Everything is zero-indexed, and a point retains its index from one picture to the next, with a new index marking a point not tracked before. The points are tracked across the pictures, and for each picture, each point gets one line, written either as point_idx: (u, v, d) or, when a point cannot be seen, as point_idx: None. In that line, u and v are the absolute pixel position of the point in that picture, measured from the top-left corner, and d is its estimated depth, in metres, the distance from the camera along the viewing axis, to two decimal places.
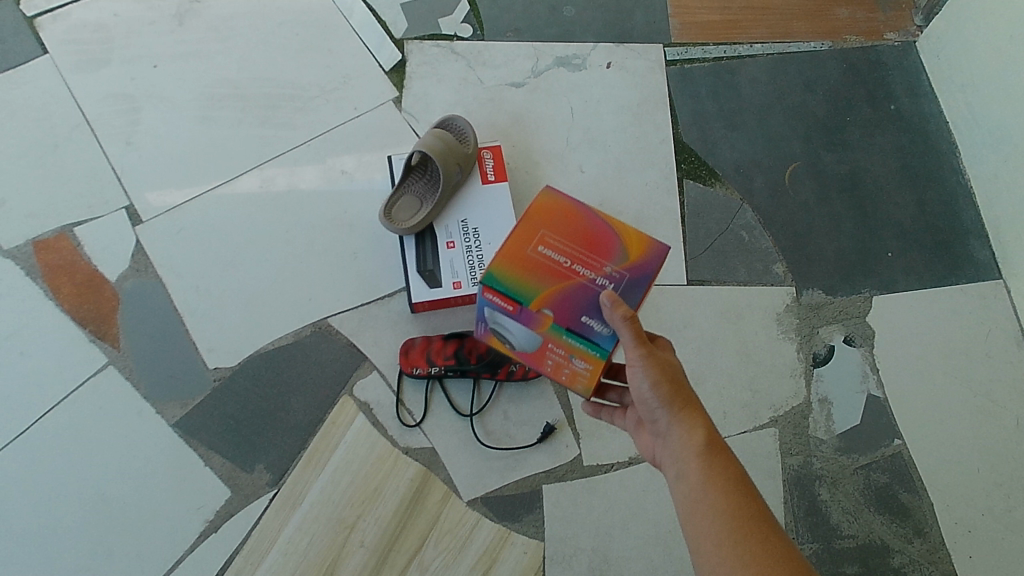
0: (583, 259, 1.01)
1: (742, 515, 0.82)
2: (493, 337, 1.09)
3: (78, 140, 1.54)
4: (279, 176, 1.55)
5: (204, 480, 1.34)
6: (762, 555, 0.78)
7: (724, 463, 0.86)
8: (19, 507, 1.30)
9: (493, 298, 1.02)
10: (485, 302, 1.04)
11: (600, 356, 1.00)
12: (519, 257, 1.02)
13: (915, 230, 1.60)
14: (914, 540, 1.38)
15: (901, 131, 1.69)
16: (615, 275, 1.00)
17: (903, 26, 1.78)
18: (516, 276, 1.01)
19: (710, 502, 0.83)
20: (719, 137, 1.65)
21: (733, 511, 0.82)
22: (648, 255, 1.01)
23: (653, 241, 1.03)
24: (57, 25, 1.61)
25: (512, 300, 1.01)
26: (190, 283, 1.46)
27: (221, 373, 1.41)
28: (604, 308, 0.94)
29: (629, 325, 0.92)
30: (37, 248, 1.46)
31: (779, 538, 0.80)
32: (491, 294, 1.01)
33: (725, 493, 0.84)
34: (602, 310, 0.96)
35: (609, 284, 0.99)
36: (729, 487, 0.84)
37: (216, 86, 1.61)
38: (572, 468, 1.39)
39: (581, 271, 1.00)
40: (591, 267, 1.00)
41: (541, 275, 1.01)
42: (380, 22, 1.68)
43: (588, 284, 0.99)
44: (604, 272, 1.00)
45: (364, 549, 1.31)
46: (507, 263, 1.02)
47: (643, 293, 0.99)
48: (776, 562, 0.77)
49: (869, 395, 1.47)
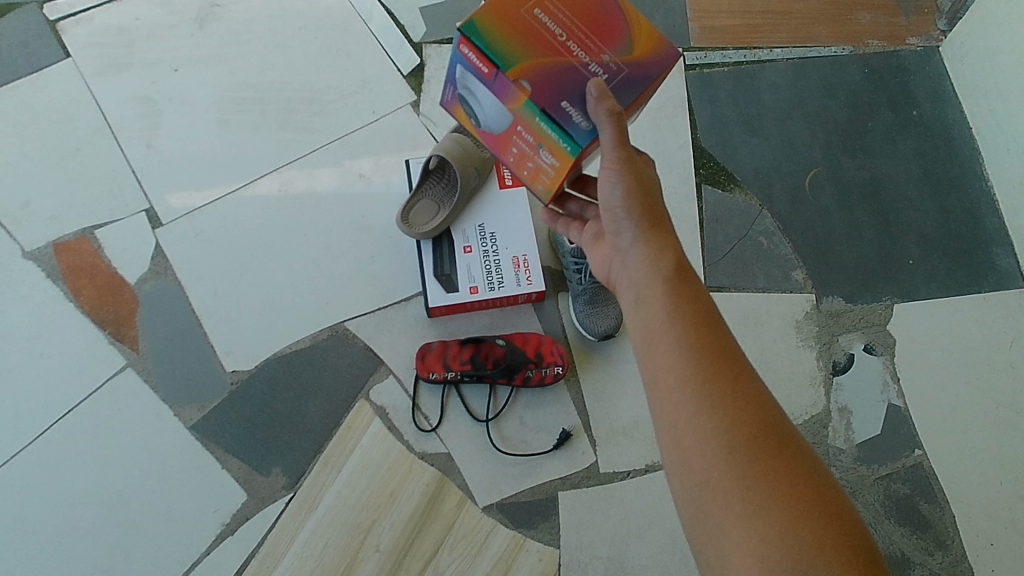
0: (581, 39, 0.94)
1: (706, 343, 0.82)
2: (459, 106, 1.08)
3: (100, 143, 1.56)
4: (298, 179, 1.55)
5: (221, 483, 1.35)
6: (733, 393, 0.78)
7: (691, 293, 0.87)
8: (38, 507, 1.31)
9: (470, 54, 0.94)
10: (461, 58, 0.97)
11: (566, 150, 0.98)
12: (509, 15, 0.93)
13: (938, 237, 1.58)
14: (935, 553, 1.36)
15: (923, 137, 1.67)
16: (612, 66, 0.93)
17: (926, 30, 1.76)
18: (499, 31, 0.92)
19: (673, 331, 0.84)
20: (738, 142, 1.64)
21: (697, 339, 0.82)
22: (655, 55, 0.95)
23: (663, 41, 0.97)
24: (79, 28, 1.63)
25: (490, 61, 0.92)
26: (209, 286, 1.46)
27: (238, 376, 1.41)
28: (590, 97, 0.91)
29: (614, 120, 0.89)
30: (57, 250, 1.47)
31: (741, 370, 0.80)
32: (467, 48, 0.93)
33: (688, 319, 0.84)
34: (588, 100, 0.91)
35: (604, 74, 0.93)
36: (693, 312, 0.85)
37: (236, 89, 1.62)
38: (587, 475, 1.38)
39: (575, 51, 0.93)
40: (588, 51, 0.93)
41: (525, 39, 0.93)
42: (398, 26, 1.69)
43: (579, 67, 0.93)
44: (601, 59, 0.93)
45: (379, 554, 1.31)
46: (493, 18, 0.93)
47: (637, 95, 0.93)
48: (736, 393, 0.78)
49: (890, 404, 1.45)
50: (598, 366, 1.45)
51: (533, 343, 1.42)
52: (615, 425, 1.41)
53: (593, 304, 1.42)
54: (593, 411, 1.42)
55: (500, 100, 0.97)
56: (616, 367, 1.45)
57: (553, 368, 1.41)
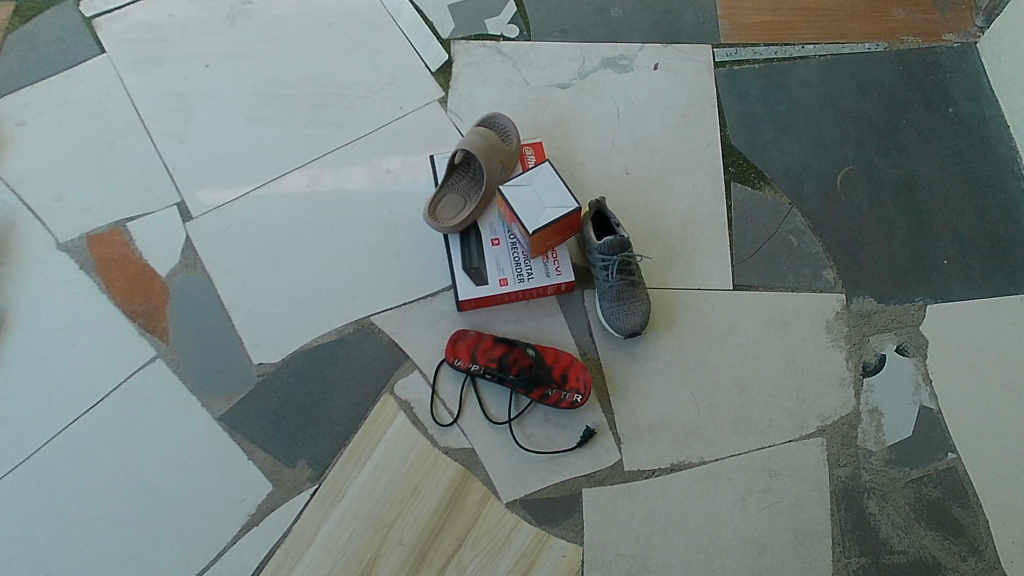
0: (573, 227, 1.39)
1: None
2: (525, 268, 1.43)
3: (133, 137, 1.58)
4: (326, 175, 1.56)
5: (246, 473, 1.35)
6: None
7: None
8: (67, 493, 1.33)
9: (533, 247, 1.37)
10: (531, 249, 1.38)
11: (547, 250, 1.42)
12: (558, 236, 1.40)
13: (973, 238, 1.54)
14: (967, 559, 1.33)
15: (958, 135, 1.64)
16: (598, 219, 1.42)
17: (964, 27, 1.74)
18: (551, 238, 1.39)
19: None
20: (769, 140, 1.62)
21: None
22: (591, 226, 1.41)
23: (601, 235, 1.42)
24: (114, 25, 1.66)
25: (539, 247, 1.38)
26: (237, 278, 1.48)
27: (265, 368, 1.42)
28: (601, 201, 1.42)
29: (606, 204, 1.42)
30: (91, 241, 1.49)
31: None
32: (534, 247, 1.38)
33: None
34: (600, 208, 1.41)
35: (598, 208, 1.41)
36: None
37: (266, 85, 1.64)
38: (612, 473, 1.37)
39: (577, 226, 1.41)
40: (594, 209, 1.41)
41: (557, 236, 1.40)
42: (427, 23, 1.69)
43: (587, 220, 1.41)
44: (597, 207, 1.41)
45: (403, 548, 1.31)
46: (550, 236, 1.37)
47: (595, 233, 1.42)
48: None
49: (922, 407, 1.43)
50: (623, 363, 1.44)
51: (563, 362, 1.40)
52: (639, 423, 1.40)
53: (621, 301, 1.40)
54: (618, 408, 1.41)
55: (538, 248, 1.39)
56: (641, 365, 1.44)
57: (573, 395, 1.38)
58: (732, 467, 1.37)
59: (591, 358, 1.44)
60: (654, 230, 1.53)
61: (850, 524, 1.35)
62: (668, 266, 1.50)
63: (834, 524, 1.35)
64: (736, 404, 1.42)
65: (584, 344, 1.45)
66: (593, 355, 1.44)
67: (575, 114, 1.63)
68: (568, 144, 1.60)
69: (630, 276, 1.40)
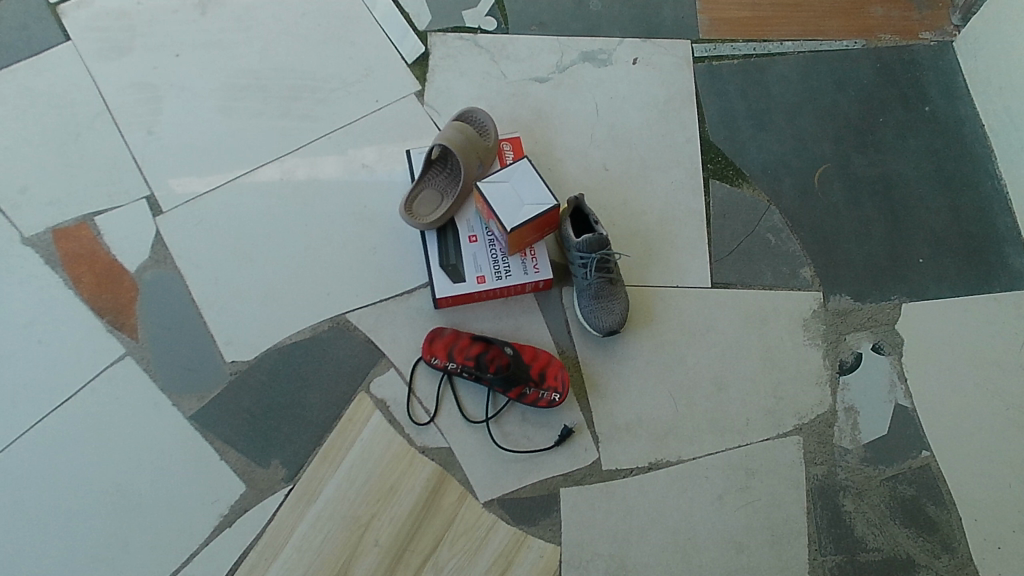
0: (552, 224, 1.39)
1: None
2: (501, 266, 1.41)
3: (100, 128, 1.54)
4: (300, 168, 1.54)
5: (219, 473, 1.33)
6: None
7: None
8: (32, 495, 1.30)
9: (510, 247, 1.37)
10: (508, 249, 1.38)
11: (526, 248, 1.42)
12: (538, 235, 1.39)
13: (948, 237, 1.55)
14: (940, 556, 1.35)
15: (934, 133, 1.64)
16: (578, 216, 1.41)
17: (940, 25, 1.74)
18: (531, 236, 1.38)
19: None
20: (748, 137, 1.61)
21: None
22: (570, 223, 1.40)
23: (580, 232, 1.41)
24: (80, 12, 1.61)
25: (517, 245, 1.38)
26: (209, 274, 1.45)
27: (238, 366, 1.39)
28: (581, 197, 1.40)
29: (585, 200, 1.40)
30: (57, 236, 1.45)
31: None
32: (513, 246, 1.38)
33: None
34: (579, 203, 1.39)
35: (577, 203, 1.39)
36: None
37: (238, 76, 1.60)
38: (589, 473, 1.36)
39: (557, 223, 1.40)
40: (574, 206, 1.39)
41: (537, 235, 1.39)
42: (403, 14, 1.66)
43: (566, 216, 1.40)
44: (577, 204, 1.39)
45: (379, 548, 1.30)
46: (530, 235, 1.37)
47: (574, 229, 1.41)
48: None
49: (897, 405, 1.44)
50: (602, 362, 1.43)
51: (541, 361, 1.39)
52: (618, 421, 1.39)
53: (599, 299, 1.39)
54: (596, 406, 1.40)
55: (514, 247, 1.38)
56: (619, 364, 1.43)
57: (550, 394, 1.37)
58: (710, 466, 1.38)
59: (568, 356, 1.43)
60: (632, 227, 1.52)
61: (826, 522, 1.36)
62: (647, 264, 1.50)
63: (809, 522, 1.36)
64: (713, 402, 1.42)
65: (562, 342, 1.44)
66: (571, 353, 1.43)
67: (553, 109, 1.61)
68: (546, 140, 1.59)
69: (608, 274, 1.39)
